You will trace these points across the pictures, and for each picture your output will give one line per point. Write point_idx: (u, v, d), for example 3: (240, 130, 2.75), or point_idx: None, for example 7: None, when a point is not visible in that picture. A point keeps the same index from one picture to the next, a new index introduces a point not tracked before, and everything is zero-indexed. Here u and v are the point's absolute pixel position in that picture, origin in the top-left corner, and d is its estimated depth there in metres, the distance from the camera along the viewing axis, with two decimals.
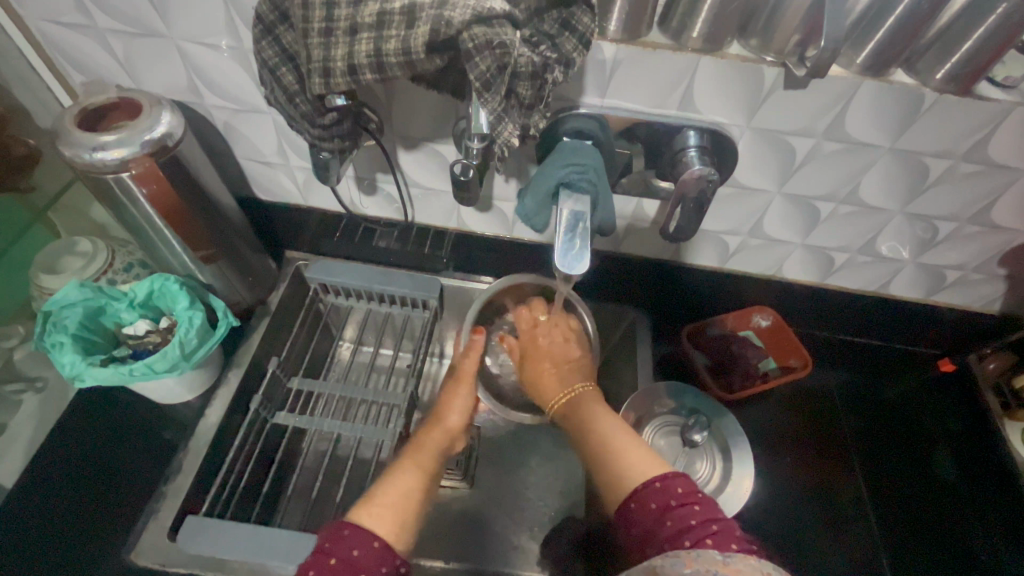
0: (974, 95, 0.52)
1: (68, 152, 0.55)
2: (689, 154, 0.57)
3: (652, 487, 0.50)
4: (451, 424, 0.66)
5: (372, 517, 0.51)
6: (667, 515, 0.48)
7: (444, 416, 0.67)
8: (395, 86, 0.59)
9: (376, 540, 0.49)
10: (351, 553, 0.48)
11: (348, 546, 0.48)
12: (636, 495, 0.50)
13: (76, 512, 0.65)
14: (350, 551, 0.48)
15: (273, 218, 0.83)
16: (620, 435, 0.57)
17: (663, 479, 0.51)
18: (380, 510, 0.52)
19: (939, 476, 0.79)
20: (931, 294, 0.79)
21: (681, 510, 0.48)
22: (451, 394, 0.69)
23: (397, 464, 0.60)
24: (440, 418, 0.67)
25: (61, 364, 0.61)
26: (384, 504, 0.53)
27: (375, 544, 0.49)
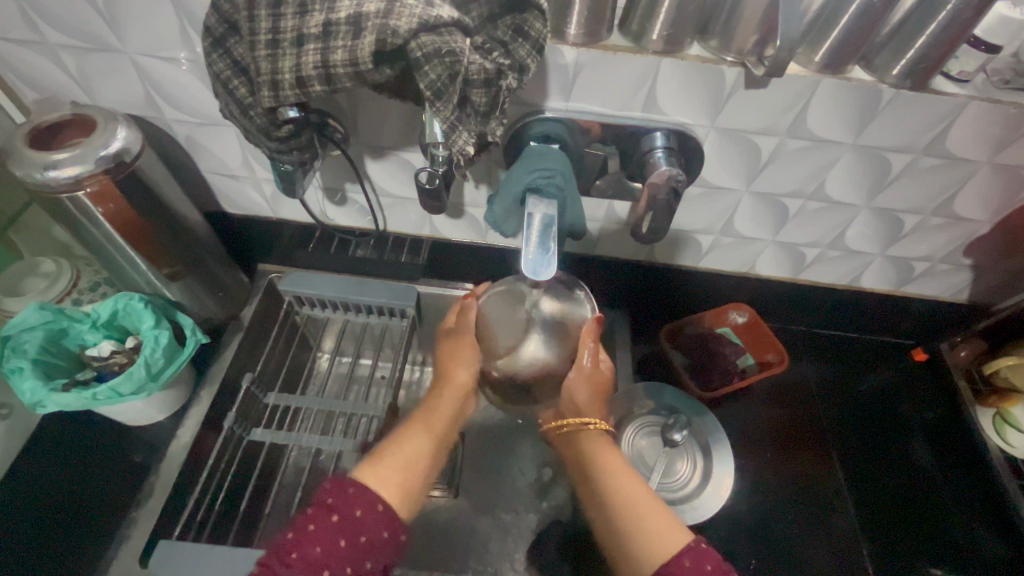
0: (929, 90, 0.52)
1: (20, 172, 0.54)
2: (656, 156, 0.57)
3: (701, 548, 0.48)
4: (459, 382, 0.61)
5: (377, 479, 0.52)
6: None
7: (450, 373, 0.61)
8: (358, 96, 0.58)
9: (381, 503, 0.50)
10: (354, 512, 0.48)
11: (352, 505, 0.48)
12: (693, 555, 0.47)
13: (43, 541, 0.63)
14: (354, 511, 0.48)
15: (244, 231, 0.81)
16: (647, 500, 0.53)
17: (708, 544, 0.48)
18: (384, 475, 0.53)
19: (916, 464, 0.80)
20: (901, 286, 0.80)
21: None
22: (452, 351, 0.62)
23: (404, 431, 0.59)
24: (446, 376, 0.61)
25: (20, 390, 0.59)
26: (390, 473, 0.53)
27: (334, 519, 0.47)
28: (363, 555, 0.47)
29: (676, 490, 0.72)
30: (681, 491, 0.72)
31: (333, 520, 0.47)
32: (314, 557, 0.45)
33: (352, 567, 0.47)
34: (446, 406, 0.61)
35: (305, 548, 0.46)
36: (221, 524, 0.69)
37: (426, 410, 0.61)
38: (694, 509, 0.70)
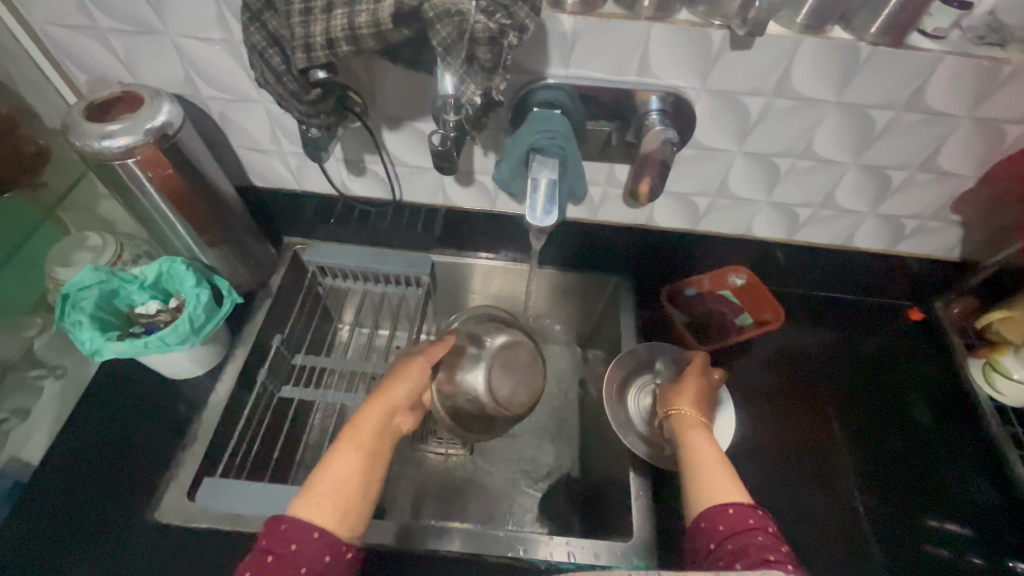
0: (905, 46, 0.56)
1: (79, 141, 0.60)
2: (651, 118, 0.62)
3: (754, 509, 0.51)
4: (394, 400, 0.58)
5: (308, 505, 0.49)
6: (760, 530, 0.49)
7: (387, 387, 0.60)
8: (374, 69, 0.64)
9: (316, 530, 0.47)
10: (288, 548, 0.46)
11: (286, 540, 0.46)
12: (737, 505, 0.51)
13: (97, 480, 0.70)
14: (288, 545, 0.46)
15: (270, 204, 0.87)
16: (717, 460, 0.56)
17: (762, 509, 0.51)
18: (317, 502, 0.49)
19: (914, 420, 0.83)
20: (894, 244, 0.84)
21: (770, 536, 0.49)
22: (399, 371, 0.62)
23: (332, 450, 0.53)
24: (381, 392, 0.59)
25: (81, 341, 0.66)
26: (322, 490, 0.50)
27: (268, 558, 0.46)
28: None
29: None
30: None
31: (267, 560, 0.46)
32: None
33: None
34: (377, 421, 0.56)
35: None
36: (256, 469, 0.76)
37: (353, 428, 0.55)
38: None
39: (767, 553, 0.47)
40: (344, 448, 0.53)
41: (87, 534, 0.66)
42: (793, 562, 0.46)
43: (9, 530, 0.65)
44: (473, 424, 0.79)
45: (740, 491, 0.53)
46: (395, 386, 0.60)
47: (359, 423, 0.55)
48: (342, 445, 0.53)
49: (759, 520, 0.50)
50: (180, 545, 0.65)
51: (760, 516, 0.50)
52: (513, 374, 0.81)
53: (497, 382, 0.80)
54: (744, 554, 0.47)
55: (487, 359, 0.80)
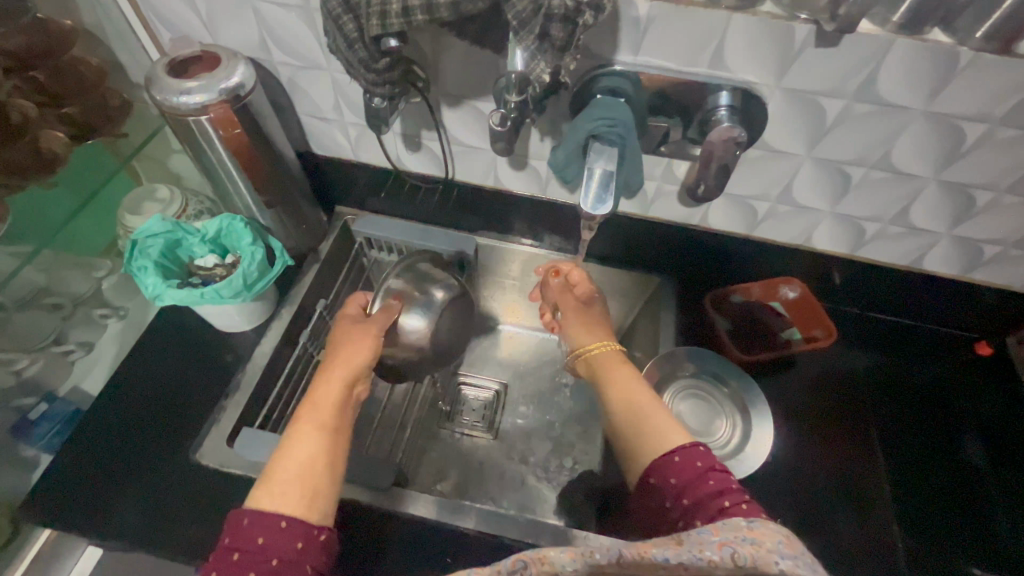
0: (1012, 55, 0.52)
1: (160, 95, 0.63)
2: (719, 114, 0.60)
3: (698, 449, 0.54)
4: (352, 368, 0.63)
5: (274, 496, 0.50)
6: (711, 474, 0.52)
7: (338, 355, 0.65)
8: (441, 45, 0.64)
9: (284, 520, 0.48)
10: (256, 541, 0.47)
11: (251, 536, 0.47)
12: (682, 452, 0.54)
13: (147, 416, 0.74)
14: (255, 540, 0.47)
15: (326, 173, 0.90)
16: (648, 403, 0.60)
17: (705, 445, 0.55)
18: (278, 489, 0.50)
19: (964, 458, 0.78)
20: (967, 271, 0.78)
21: (720, 475, 0.52)
22: (349, 343, 0.66)
23: (291, 431, 0.55)
24: (335, 363, 0.63)
25: (144, 285, 0.70)
26: (287, 478, 0.51)
27: (234, 556, 0.47)
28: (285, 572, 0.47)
29: (717, 450, 0.74)
30: (722, 449, 0.74)
31: (234, 556, 0.47)
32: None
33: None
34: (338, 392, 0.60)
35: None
36: (291, 425, 0.79)
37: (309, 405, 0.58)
38: (740, 464, 0.72)
39: (720, 500, 0.50)
40: (308, 427, 0.56)
41: (135, 466, 0.70)
42: (746, 500, 0.50)
43: (69, 453, 0.71)
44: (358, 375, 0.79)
45: (681, 435, 0.57)
46: (352, 354, 0.64)
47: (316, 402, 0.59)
48: (305, 425, 0.56)
49: (706, 464, 0.53)
50: (217, 487, 0.69)
51: (707, 459, 0.53)
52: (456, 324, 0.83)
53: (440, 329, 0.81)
54: (699, 504, 0.51)
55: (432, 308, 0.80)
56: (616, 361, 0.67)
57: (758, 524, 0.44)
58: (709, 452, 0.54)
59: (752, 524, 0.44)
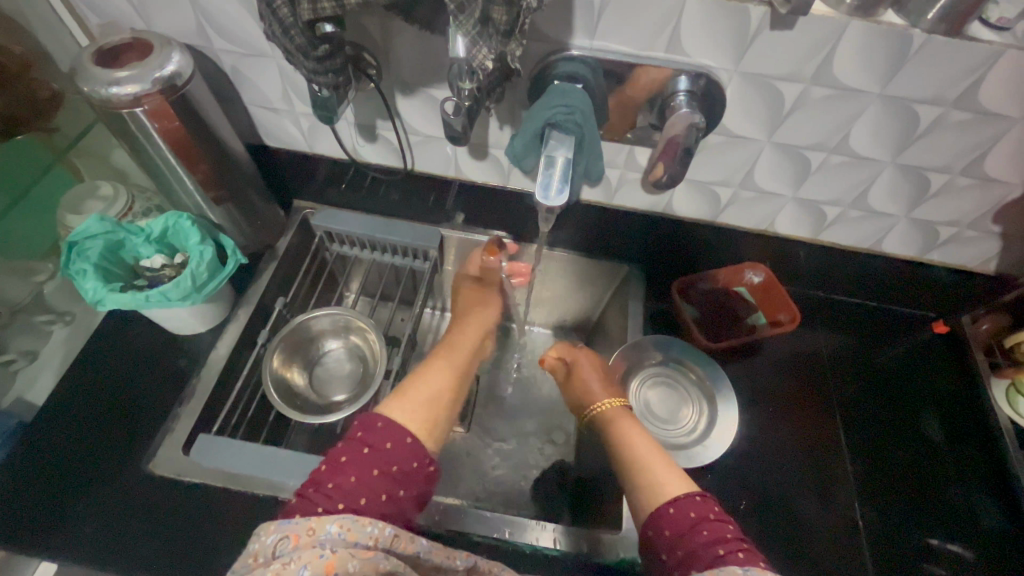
0: (963, 37, 0.51)
1: (85, 87, 0.58)
2: (678, 99, 0.59)
3: (693, 498, 0.53)
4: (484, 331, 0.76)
5: (403, 412, 0.55)
6: (704, 525, 0.50)
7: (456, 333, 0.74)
8: (390, 29, 0.61)
9: (409, 435, 0.51)
10: (384, 445, 0.50)
11: (382, 437, 0.50)
12: (675, 503, 0.52)
13: (93, 427, 0.71)
14: (383, 442, 0.50)
15: (282, 166, 0.86)
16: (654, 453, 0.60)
17: (702, 495, 0.53)
18: (410, 407, 0.56)
19: (924, 436, 0.80)
20: (925, 252, 0.80)
21: (717, 523, 0.50)
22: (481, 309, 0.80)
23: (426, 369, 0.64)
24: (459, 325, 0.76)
25: (84, 289, 0.66)
26: (414, 401, 0.57)
27: (342, 459, 0.49)
28: (396, 485, 0.48)
29: (684, 437, 0.76)
30: (687, 437, 0.75)
31: (340, 459, 0.49)
32: (348, 485, 0.46)
33: (387, 494, 0.47)
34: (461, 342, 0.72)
35: (336, 478, 0.47)
36: (252, 428, 0.76)
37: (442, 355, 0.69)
38: (705, 451, 0.73)
39: (716, 549, 0.47)
40: (433, 367, 0.64)
41: (85, 479, 0.67)
42: (744, 550, 0.47)
43: (12, 468, 0.67)
44: (295, 400, 0.78)
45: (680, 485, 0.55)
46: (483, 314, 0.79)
47: (454, 354, 0.69)
48: (431, 365, 0.65)
49: (700, 514, 0.51)
50: (173, 497, 0.66)
51: (700, 509, 0.52)
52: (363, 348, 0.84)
53: (349, 352, 0.84)
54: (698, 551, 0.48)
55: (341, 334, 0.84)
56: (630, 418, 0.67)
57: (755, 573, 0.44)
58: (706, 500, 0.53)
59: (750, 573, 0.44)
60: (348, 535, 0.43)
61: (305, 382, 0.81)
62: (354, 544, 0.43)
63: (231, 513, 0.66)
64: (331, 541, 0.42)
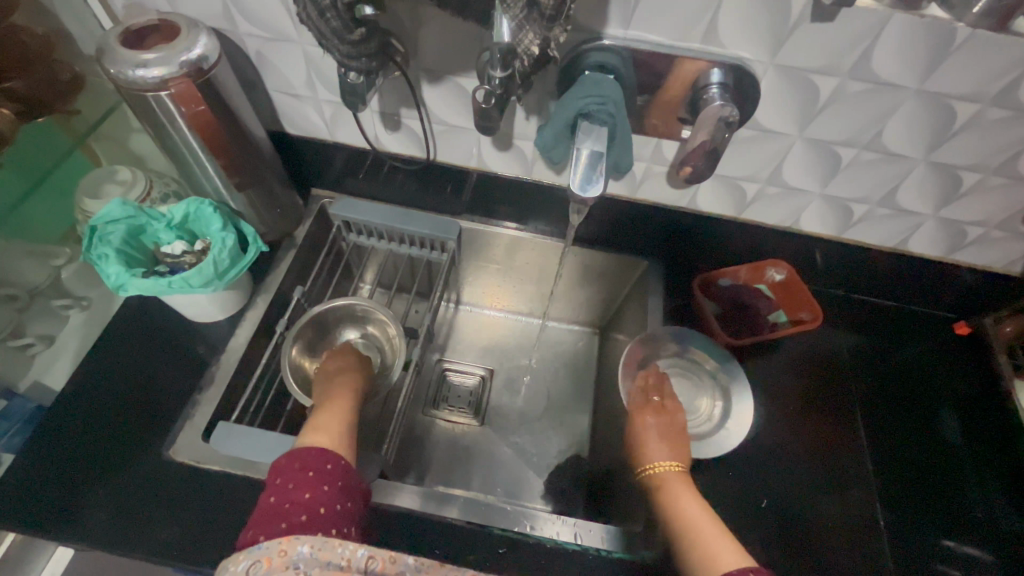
0: (1007, 32, 0.50)
1: (112, 68, 0.58)
2: (711, 91, 0.58)
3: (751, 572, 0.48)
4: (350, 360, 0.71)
5: (315, 440, 0.56)
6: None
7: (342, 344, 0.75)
8: (420, 15, 0.60)
9: (344, 456, 0.54)
10: (323, 467, 0.52)
11: (323, 459, 0.53)
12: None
13: (112, 412, 0.71)
14: (324, 464, 0.52)
15: (301, 153, 0.85)
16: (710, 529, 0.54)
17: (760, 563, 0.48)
18: (323, 428, 0.58)
19: (944, 437, 0.79)
20: (951, 252, 0.79)
21: None
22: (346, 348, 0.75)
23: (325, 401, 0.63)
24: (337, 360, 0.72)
25: (106, 274, 0.65)
26: (326, 431, 0.57)
27: (290, 485, 0.50)
28: (344, 497, 0.52)
29: (698, 427, 0.75)
30: (703, 426, 0.75)
31: (288, 486, 0.50)
32: (302, 502, 0.49)
33: (337, 508, 0.50)
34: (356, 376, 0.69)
35: (292, 497, 0.49)
36: (269, 416, 0.76)
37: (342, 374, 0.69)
38: (723, 440, 0.73)
39: None
40: (339, 391, 0.65)
41: (104, 464, 0.67)
42: None
43: (31, 451, 0.67)
44: (310, 389, 0.76)
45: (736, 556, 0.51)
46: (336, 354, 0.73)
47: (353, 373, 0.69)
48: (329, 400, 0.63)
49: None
50: (192, 483, 0.66)
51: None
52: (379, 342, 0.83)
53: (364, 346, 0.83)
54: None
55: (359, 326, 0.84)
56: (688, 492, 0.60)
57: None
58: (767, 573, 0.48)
59: None
60: (320, 554, 0.43)
61: (322, 372, 0.80)
62: (325, 563, 0.42)
63: (251, 501, 0.65)
64: (305, 561, 0.42)
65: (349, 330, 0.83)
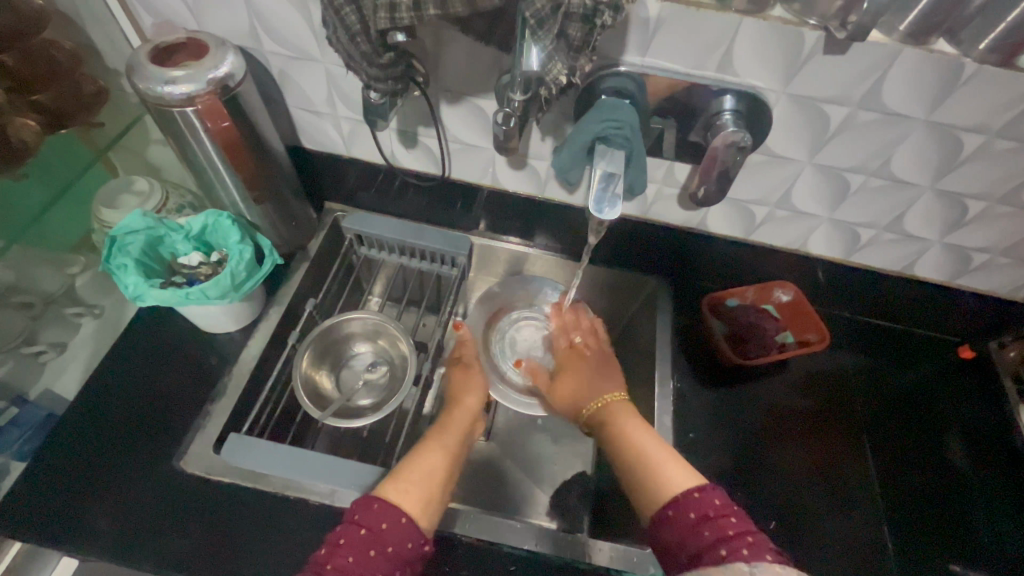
0: (1014, 68, 0.52)
1: (142, 85, 0.59)
2: (723, 118, 0.60)
3: (691, 496, 0.51)
4: (468, 406, 0.72)
5: (399, 493, 0.55)
6: (707, 525, 0.49)
7: (460, 400, 0.72)
8: (442, 38, 0.61)
9: (404, 516, 0.52)
10: (380, 525, 0.51)
11: (379, 518, 0.51)
12: (676, 504, 0.51)
13: (121, 422, 0.71)
14: (379, 524, 0.51)
15: (316, 167, 0.87)
16: (661, 453, 0.58)
17: (702, 490, 0.52)
18: (406, 487, 0.56)
19: (951, 461, 0.79)
20: (956, 277, 0.80)
21: (718, 520, 0.49)
22: (467, 380, 0.76)
23: (419, 449, 0.63)
24: (457, 402, 0.72)
25: (124, 284, 0.66)
26: (410, 483, 0.57)
27: (341, 540, 0.50)
28: (393, 564, 0.49)
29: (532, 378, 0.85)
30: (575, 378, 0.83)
31: (339, 541, 0.50)
32: (344, 567, 0.48)
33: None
34: (459, 425, 0.69)
35: (337, 558, 0.48)
36: (278, 429, 0.76)
37: (440, 432, 0.67)
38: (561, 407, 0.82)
39: (719, 549, 0.47)
40: (430, 443, 0.64)
41: (114, 474, 0.67)
42: (750, 545, 0.46)
43: (41, 459, 0.67)
44: (318, 400, 0.77)
45: (687, 480, 0.54)
46: (467, 395, 0.73)
47: (444, 432, 0.67)
48: (420, 450, 0.62)
49: (701, 513, 0.50)
50: (203, 496, 0.66)
51: (700, 508, 0.50)
52: (390, 356, 0.84)
53: (375, 358, 0.84)
54: (703, 556, 0.47)
55: (370, 339, 0.84)
56: (627, 411, 0.66)
57: (761, 569, 0.44)
58: (707, 496, 0.51)
59: (755, 570, 0.44)
60: None
61: (333, 385, 0.81)
62: None
63: (261, 514, 0.65)
64: None
65: (360, 341, 0.84)
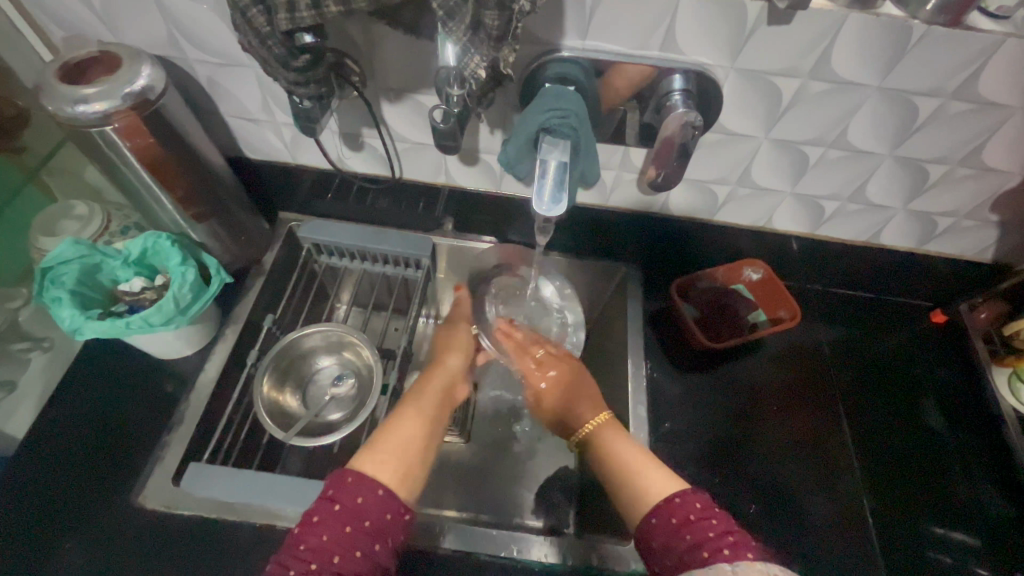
0: (963, 27, 0.50)
1: (51, 106, 0.55)
2: (673, 98, 0.57)
3: (673, 502, 0.50)
4: (449, 366, 0.69)
5: (375, 465, 0.52)
6: (688, 528, 0.48)
7: (443, 360, 0.70)
8: (372, 33, 0.58)
9: (381, 488, 0.49)
10: (356, 501, 0.48)
11: (353, 493, 0.48)
12: (657, 511, 0.50)
13: (75, 460, 0.68)
14: (354, 498, 0.48)
15: (264, 177, 0.83)
16: (638, 458, 0.58)
17: (682, 493, 0.50)
18: (383, 458, 0.53)
19: (928, 425, 0.79)
20: (923, 243, 0.80)
21: (699, 523, 0.47)
22: (445, 343, 0.73)
23: (398, 413, 0.61)
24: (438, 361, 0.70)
25: (60, 318, 0.63)
26: (387, 455, 0.54)
27: (314, 518, 0.47)
28: (370, 539, 0.47)
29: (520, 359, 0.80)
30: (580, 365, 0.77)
31: (314, 519, 0.47)
32: (320, 546, 0.45)
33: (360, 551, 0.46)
34: (440, 385, 0.66)
35: (310, 538, 0.45)
36: (244, 452, 0.73)
37: (417, 395, 0.64)
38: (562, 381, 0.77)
39: (699, 552, 0.45)
40: (407, 407, 0.61)
41: (71, 513, 0.64)
42: (731, 543, 0.45)
43: None
44: (282, 420, 0.75)
45: (673, 484, 0.54)
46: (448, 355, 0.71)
47: (424, 394, 0.64)
48: (398, 413, 0.60)
49: (682, 517, 0.49)
50: (166, 529, 0.64)
51: (680, 513, 0.49)
52: (354, 367, 0.81)
53: (339, 371, 0.81)
54: (688, 559, 0.46)
55: (332, 351, 0.82)
56: (619, 436, 0.62)
57: (743, 566, 0.42)
58: (687, 500, 0.50)
59: (737, 566, 0.42)
60: None
61: (298, 403, 0.78)
62: None
63: (228, 544, 0.63)
64: None
65: (322, 354, 0.81)
